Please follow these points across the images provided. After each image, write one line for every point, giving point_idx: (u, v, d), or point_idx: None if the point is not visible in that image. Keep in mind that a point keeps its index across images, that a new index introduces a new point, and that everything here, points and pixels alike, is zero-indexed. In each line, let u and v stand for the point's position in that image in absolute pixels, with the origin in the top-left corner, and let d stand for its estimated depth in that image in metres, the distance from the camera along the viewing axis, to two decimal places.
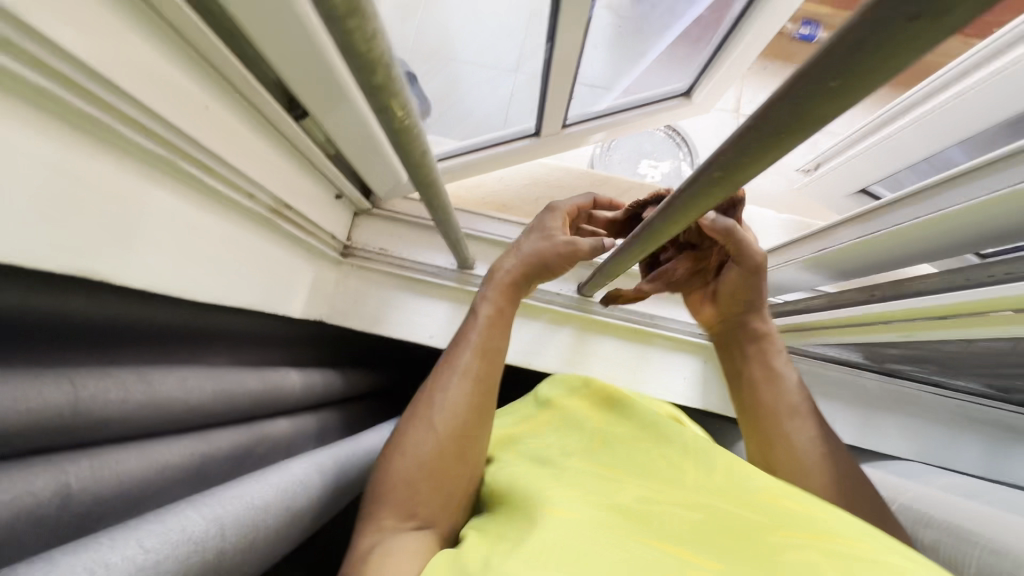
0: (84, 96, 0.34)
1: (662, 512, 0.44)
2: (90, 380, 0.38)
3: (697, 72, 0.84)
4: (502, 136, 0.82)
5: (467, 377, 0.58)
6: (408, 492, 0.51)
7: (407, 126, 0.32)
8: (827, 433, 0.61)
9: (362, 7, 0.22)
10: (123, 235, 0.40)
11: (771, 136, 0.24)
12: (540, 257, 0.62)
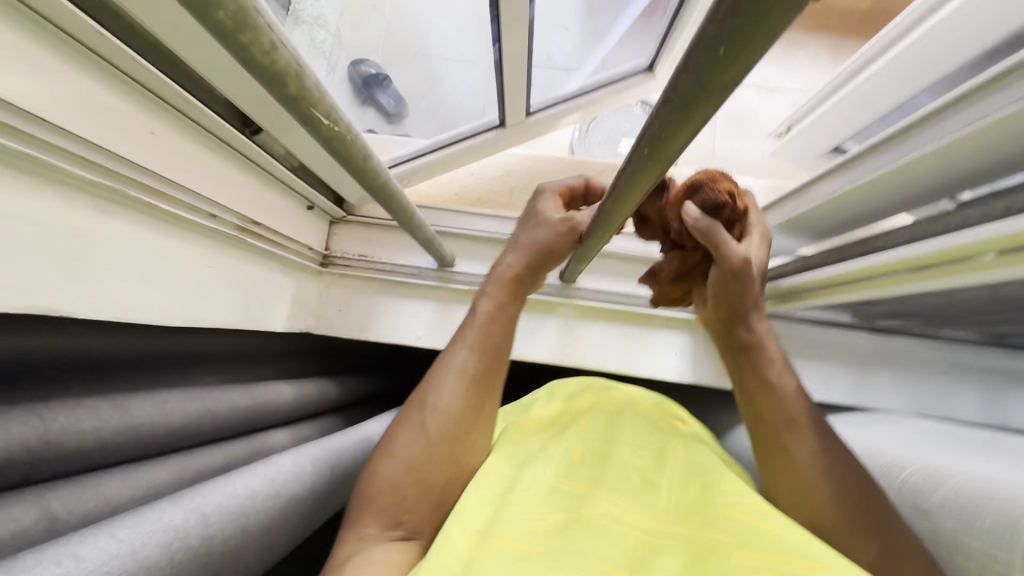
0: (16, 136, 0.34)
1: (627, 534, 0.44)
2: (64, 413, 0.38)
3: (657, 45, 0.83)
4: (468, 130, 0.82)
5: (462, 377, 0.58)
6: (392, 498, 0.52)
7: (338, 133, 0.32)
8: (832, 446, 0.55)
9: (251, 21, 0.21)
10: (80, 270, 0.40)
11: (684, 109, 0.23)
12: (546, 246, 0.61)
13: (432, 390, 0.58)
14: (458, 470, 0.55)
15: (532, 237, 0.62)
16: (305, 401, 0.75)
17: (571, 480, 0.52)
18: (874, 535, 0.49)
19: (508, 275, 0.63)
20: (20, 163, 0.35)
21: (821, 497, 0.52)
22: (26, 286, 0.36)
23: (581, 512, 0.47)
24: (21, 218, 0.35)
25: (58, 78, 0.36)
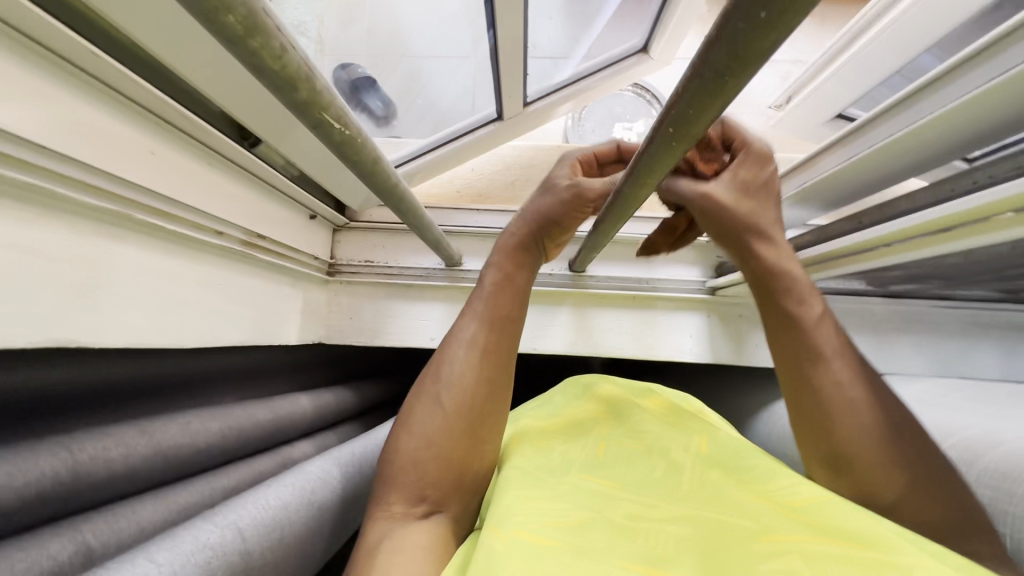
0: (16, 166, 0.33)
1: (652, 529, 0.43)
2: (91, 442, 0.37)
3: (650, 25, 0.81)
4: (464, 125, 0.79)
5: (473, 349, 0.58)
6: (415, 475, 0.51)
7: (349, 136, 0.31)
8: (859, 375, 0.52)
9: (261, 23, 0.20)
10: (91, 300, 0.39)
11: (717, 81, 0.22)
12: (551, 215, 0.62)
13: (445, 362, 0.58)
14: (480, 447, 0.55)
15: (542, 206, 0.62)
16: (324, 411, 0.74)
17: (592, 479, 0.52)
18: (900, 471, 0.48)
19: (513, 244, 0.63)
20: (19, 193, 0.33)
21: (853, 430, 0.50)
22: (38, 320, 0.35)
23: (602, 513, 0.46)
24: (26, 250, 0.34)
25: (51, 101, 0.35)
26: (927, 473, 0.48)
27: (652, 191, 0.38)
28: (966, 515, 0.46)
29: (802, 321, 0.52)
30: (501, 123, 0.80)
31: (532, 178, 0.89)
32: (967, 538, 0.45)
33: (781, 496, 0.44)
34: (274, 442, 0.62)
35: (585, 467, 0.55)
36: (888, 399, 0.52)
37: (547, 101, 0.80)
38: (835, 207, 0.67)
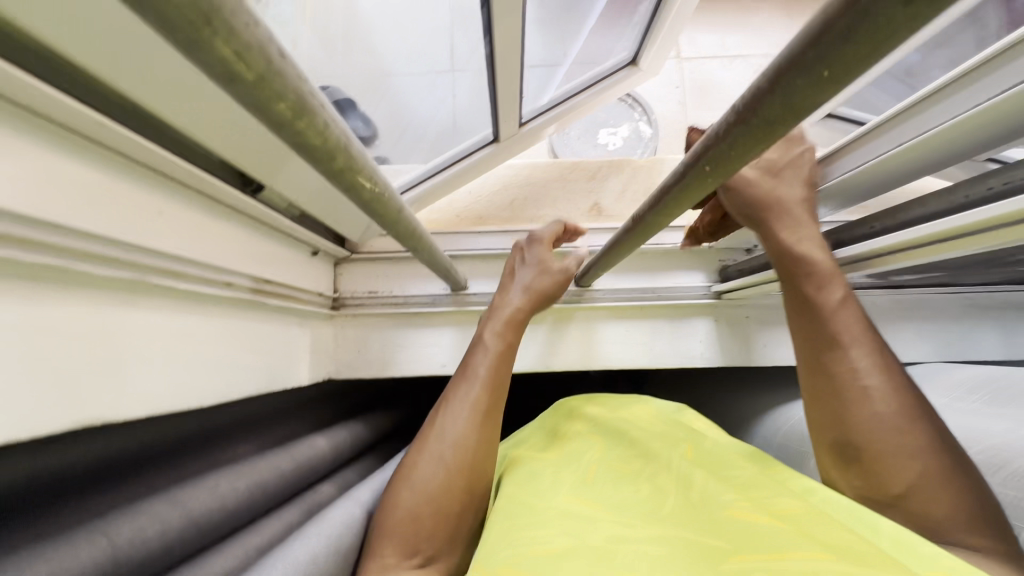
0: (32, 248, 0.32)
1: (626, 550, 0.44)
2: (123, 524, 0.36)
3: (638, 39, 0.83)
4: (461, 149, 0.79)
5: (475, 413, 0.63)
6: (411, 528, 0.55)
7: (379, 193, 0.31)
8: (876, 360, 0.53)
9: (309, 106, 0.20)
10: (110, 373, 0.38)
11: (763, 128, 0.22)
12: (544, 290, 0.71)
13: (446, 424, 0.62)
14: (471, 500, 0.59)
15: (534, 282, 0.71)
16: (342, 449, 0.73)
17: (576, 501, 0.55)
18: (907, 462, 0.49)
19: (515, 316, 0.70)
20: (29, 271, 0.32)
21: (866, 415, 0.51)
22: (59, 404, 0.33)
23: (583, 539, 0.47)
24: (41, 330, 0.32)
25: (55, 170, 0.33)
26: (931, 466, 0.49)
27: (675, 220, 0.39)
28: (964, 509, 0.47)
29: (822, 305, 0.53)
30: (498, 144, 0.80)
31: (531, 195, 0.89)
32: (961, 536, 0.46)
33: (760, 514, 0.46)
34: (299, 489, 0.60)
35: (571, 491, 0.57)
36: (906, 386, 0.52)
37: (543, 118, 0.80)
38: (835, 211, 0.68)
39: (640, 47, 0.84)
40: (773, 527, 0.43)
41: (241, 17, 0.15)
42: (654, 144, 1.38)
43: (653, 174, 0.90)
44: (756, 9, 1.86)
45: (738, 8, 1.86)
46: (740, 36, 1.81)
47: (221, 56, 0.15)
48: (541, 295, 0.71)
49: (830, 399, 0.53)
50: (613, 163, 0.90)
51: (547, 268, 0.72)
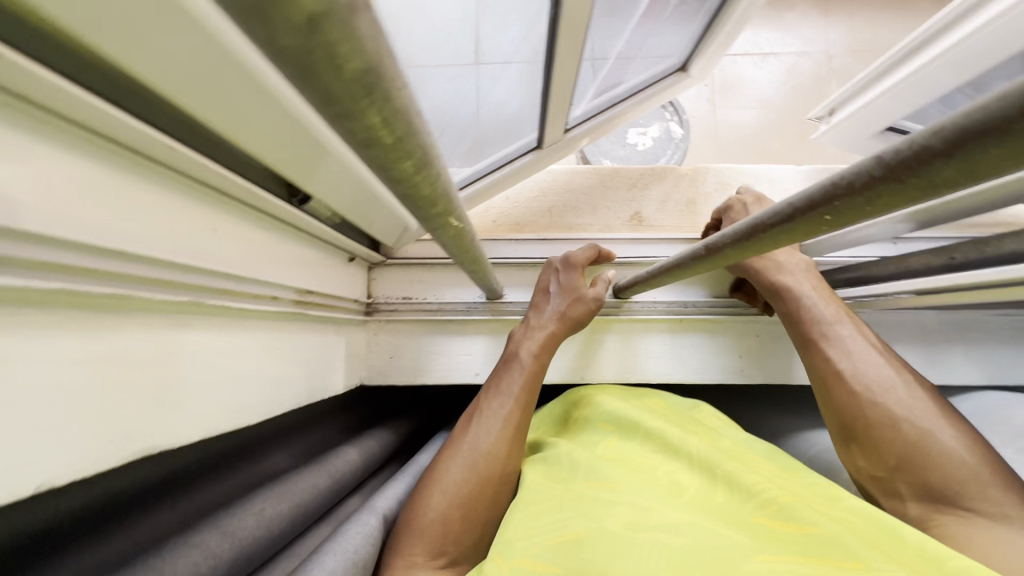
0: (96, 278, 0.31)
1: (645, 539, 0.41)
2: (177, 562, 0.35)
3: (691, 44, 0.80)
4: (506, 153, 0.76)
5: (508, 429, 0.62)
6: (440, 529, 0.52)
7: (458, 231, 0.30)
8: (856, 348, 0.62)
9: (431, 162, 0.18)
10: (167, 400, 0.36)
11: (921, 189, 0.20)
12: (575, 317, 0.72)
13: (478, 432, 0.61)
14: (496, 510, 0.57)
15: (567, 307, 0.72)
16: (375, 456, 0.71)
17: (596, 484, 0.51)
18: (894, 435, 0.55)
19: (551, 339, 0.70)
20: (85, 302, 0.30)
21: (854, 397, 0.59)
22: (119, 436, 0.32)
23: (599, 523, 0.44)
24: (95, 361, 0.31)
25: (109, 193, 0.31)
26: (916, 436, 0.54)
27: (753, 258, 0.37)
28: (960, 474, 0.52)
29: (799, 311, 0.66)
30: (540, 151, 0.78)
31: (570, 202, 0.87)
32: (967, 498, 0.50)
33: (785, 516, 0.43)
34: (333, 505, 0.59)
35: (589, 474, 0.53)
36: (887, 368, 0.60)
37: (587, 125, 0.79)
38: (909, 229, 0.67)
39: (692, 55, 0.82)
40: (804, 529, 0.41)
41: (395, 83, 0.13)
42: (685, 147, 1.35)
43: (694, 185, 0.88)
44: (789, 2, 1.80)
45: None
46: (773, 33, 1.76)
47: (367, 124, 0.14)
48: (574, 321, 0.72)
49: (823, 390, 0.62)
50: (655, 172, 0.88)
51: (578, 293, 0.72)
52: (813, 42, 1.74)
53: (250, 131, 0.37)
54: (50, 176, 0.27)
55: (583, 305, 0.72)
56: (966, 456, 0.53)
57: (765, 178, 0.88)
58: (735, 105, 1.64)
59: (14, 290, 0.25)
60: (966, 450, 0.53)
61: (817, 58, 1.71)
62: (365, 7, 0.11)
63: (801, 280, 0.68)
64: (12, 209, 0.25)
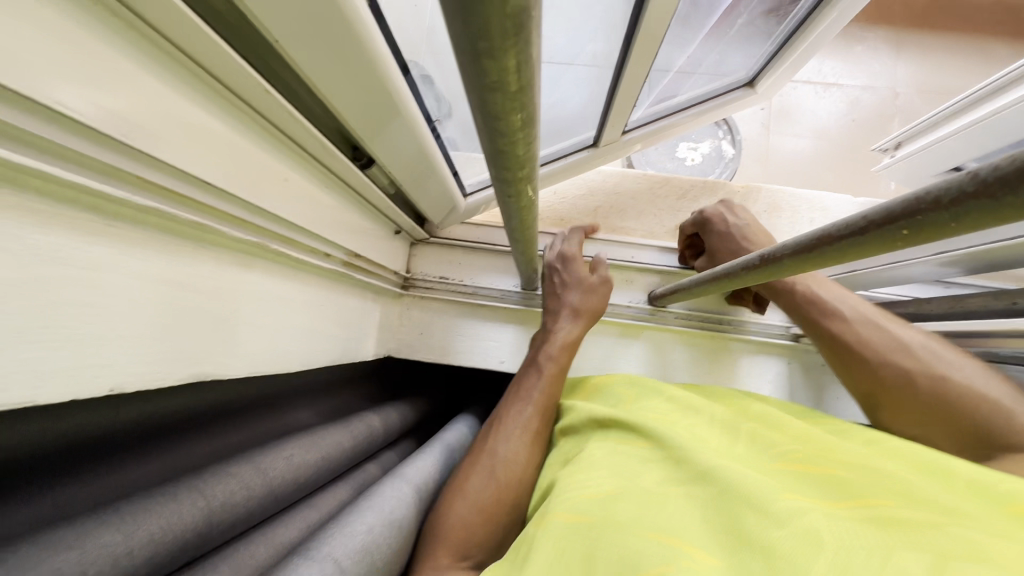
0: (187, 206, 0.33)
1: (676, 497, 0.41)
2: (217, 486, 0.36)
3: (759, 63, 0.79)
4: (562, 149, 0.77)
5: (527, 433, 0.61)
6: (465, 533, 0.51)
7: (526, 204, 0.31)
8: (863, 317, 0.64)
9: (533, 122, 0.20)
10: (225, 332, 0.38)
11: (1007, 209, 0.20)
12: (591, 309, 0.73)
13: (497, 440, 0.60)
14: (518, 514, 0.56)
15: (584, 299, 0.72)
16: (394, 427, 0.73)
17: (630, 441, 0.52)
18: (911, 387, 0.57)
19: (571, 340, 0.69)
20: (164, 225, 0.31)
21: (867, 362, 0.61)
22: (180, 356, 0.34)
23: (636, 483, 0.44)
24: (167, 282, 0.32)
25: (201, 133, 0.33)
26: (931, 382, 0.56)
27: (813, 271, 0.36)
28: (984, 410, 0.52)
29: (812, 309, 0.66)
30: (596, 150, 0.78)
31: (616, 204, 0.88)
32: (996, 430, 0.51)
33: (818, 464, 0.43)
34: (353, 464, 0.60)
35: (619, 430, 0.54)
36: (889, 328, 0.63)
37: (645, 130, 0.79)
38: (968, 273, 0.64)
39: (760, 71, 0.81)
40: (837, 474, 0.41)
41: (536, 31, 0.14)
42: (734, 167, 1.32)
43: (744, 204, 0.87)
44: (860, 35, 1.76)
45: None
46: (839, 62, 1.72)
47: (501, 66, 0.15)
48: (590, 314, 0.72)
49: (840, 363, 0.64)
50: (707, 185, 0.89)
51: (586, 281, 0.73)
52: (881, 77, 1.69)
53: (333, 86, 0.39)
54: (156, 104, 0.29)
55: (599, 297, 0.72)
56: (985, 389, 0.54)
57: (818, 205, 0.86)
58: (790, 132, 1.61)
59: (109, 199, 0.27)
60: (981, 384, 0.55)
61: (883, 93, 1.67)
62: None
63: (806, 281, 0.68)
64: (121, 122, 0.27)
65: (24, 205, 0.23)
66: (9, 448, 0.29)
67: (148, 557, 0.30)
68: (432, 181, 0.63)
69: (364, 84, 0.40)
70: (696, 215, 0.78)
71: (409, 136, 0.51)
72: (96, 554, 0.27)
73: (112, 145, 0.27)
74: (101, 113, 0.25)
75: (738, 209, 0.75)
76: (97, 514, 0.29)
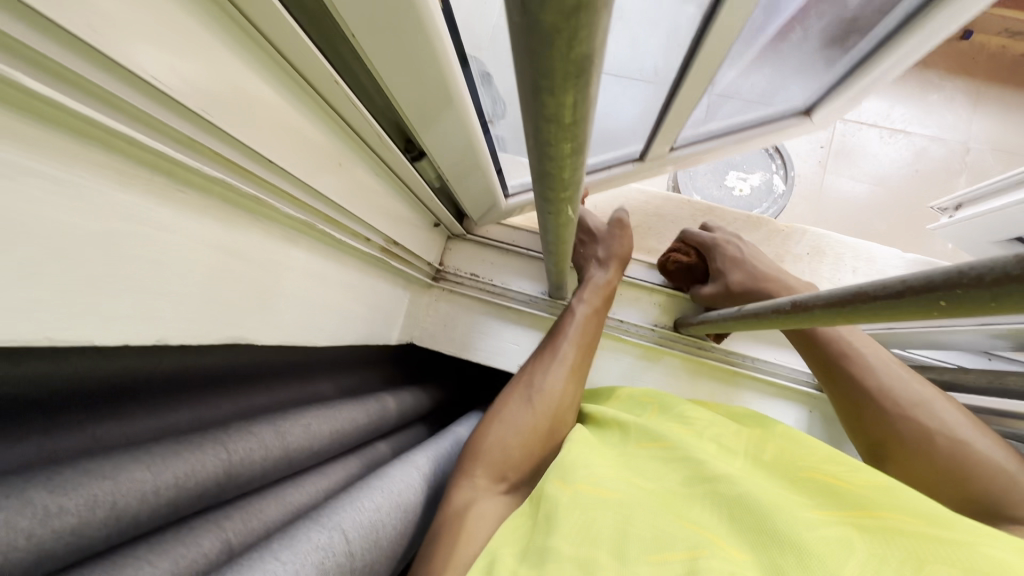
0: (249, 180, 0.35)
1: (704, 493, 0.44)
2: (239, 442, 0.39)
3: (819, 92, 0.76)
4: (606, 160, 0.77)
5: (567, 366, 0.63)
6: (502, 454, 0.53)
7: (566, 221, 0.32)
8: (885, 364, 0.63)
9: (584, 149, 0.20)
10: (264, 301, 0.41)
11: None
12: (620, 257, 0.76)
13: (534, 375, 0.62)
14: (555, 446, 0.58)
15: (610, 247, 0.77)
16: (407, 411, 0.74)
17: (649, 445, 0.54)
18: (926, 448, 0.55)
19: (604, 285, 0.73)
20: (221, 193, 0.33)
21: (880, 413, 0.60)
22: (222, 318, 0.36)
23: (662, 486, 0.46)
24: (217, 247, 0.34)
25: (268, 114, 0.35)
26: (948, 445, 0.54)
27: (841, 326, 0.36)
28: (997, 479, 0.51)
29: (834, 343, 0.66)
30: (640, 164, 0.78)
31: (654, 227, 0.89)
32: (1000, 501, 0.49)
33: (831, 472, 0.45)
34: (365, 440, 0.62)
35: (640, 434, 0.56)
36: (913, 383, 0.61)
37: (693, 149, 0.80)
38: (1012, 348, 0.62)
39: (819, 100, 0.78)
40: (854, 482, 0.43)
41: (593, 79, 0.15)
42: (782, 203, 1.27)
43: (786, 244, 0.85)
44: (938, 83, 1.68)
45: (916, 72, 1.69)
46: (909, 109, 1.65)
47: (559, 102, 0.16)
48: (621, 260, 0.76)
49: (852, 410, 0.63)
50: (750, 220, 0.88)
51: (612, 232, 0.77)
52: (955, 129, 1.62)
53: (396, 74, 0.41)
54: (231, 80, 0.31)
55: (623, 243, 0.77)
56: (1002, 460, 0.52)
57: (864, 255, 0.84)
58: (848, 175, 1.56)
59: (178, 164, 0.29)
60: (994, 454, 0.53)
61: (954, 147, 1.59)
62: (609, 8, 0.13)
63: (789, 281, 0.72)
64: (199, 92, 0.29)
65: (110, 164, 0.25)
66: (63, 382, 0.31)
67: (169, 500, 0.32)
68: (478, 176, 0.64)
69: (426, 77, 0.42)
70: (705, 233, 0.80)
71: (463, 132, 0.53)
72: (127, 488, 0.29)
73: (192, 117, 0.29)
74: (182, 83, 0.27)
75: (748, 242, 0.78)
76: (131, 450, 0.32)
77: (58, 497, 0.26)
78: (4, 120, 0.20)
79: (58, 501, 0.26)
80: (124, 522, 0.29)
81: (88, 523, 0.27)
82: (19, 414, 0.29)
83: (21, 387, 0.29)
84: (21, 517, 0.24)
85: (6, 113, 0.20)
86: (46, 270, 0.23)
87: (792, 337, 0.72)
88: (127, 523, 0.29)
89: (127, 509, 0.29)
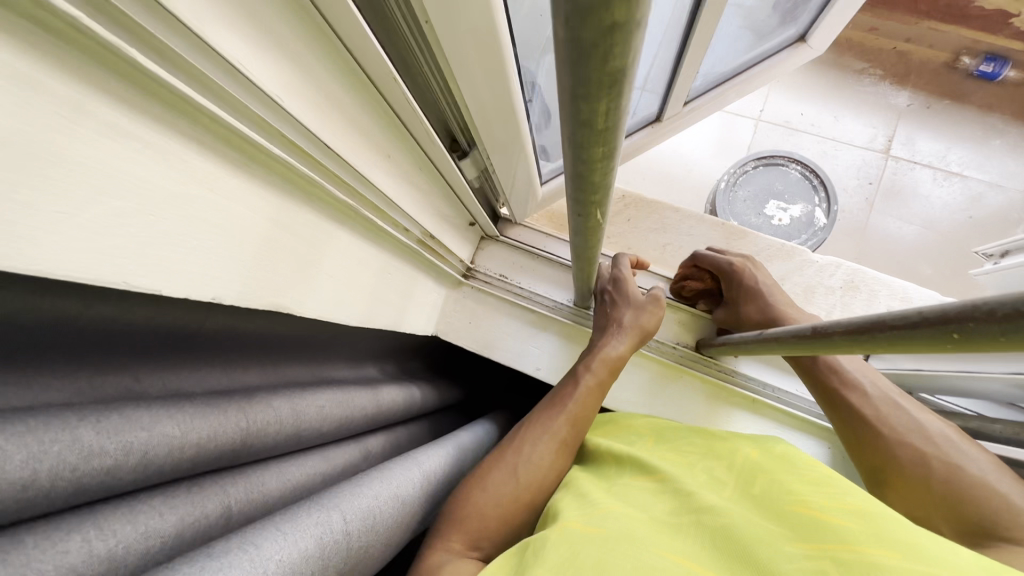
0: (310, 163, 0.38)
1: (691, 526, 0.44)
2: (257, 411, 0.42)
3: (811, 15, 0.82)
4: (627, 127, 0.83)
5: (555, 440, 0.60)
6: (479, 523, 0.52)
7: (595, 225, 0.34)
8: (884, 394, 0.64)
9: (614, 154, 0.22)
10: (307, 277, 0.44)
11: None
12: (643, 330, 0.71)
13: (526, 442, 0.59)
14: (532, 519, 0.56)
15: (638, 317, 0.71)
16: (419, 403, 0.76)
17: (641, 476, 0.54)
18: (923, 472, 0.56)
19: (615, 360, 0.68)
20: (281, 171, 0.36)
21: (882, 442, 0.60)
22: (269, 286, 0.39)
23: (652, 513, 0.47)
24: (272, 221, 0.37)
25: (331, 101, 0.38)
26: (943, 470, 0.55)
27: (862, 354, 0.36)
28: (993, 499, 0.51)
29: (837, 377, 0.66)
30: (657, 126, 0.84)
31: (687, 246, 0.90)
32: (993, 520, 0.49)
33: (814, 498, 0.44)
34: (373, 427, 0.64)
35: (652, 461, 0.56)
36: (911, 408, 0.62)
37: (706, 97, 0.84)
38: None
39: (812, 25, 0.83)
40: (844, 508, 0.42)
41: (626, 90, 0.17)
42: (824, 236, 1.19)
43: (819, 275, 0.85)
44: (1002, 128, 1.60)
45: (978, 115, 1.62)
46: (967, 151, 1.59)
47: (592, 108, 0.18)
48: (644, 333, 0.71)
49: (860, 444, 0.62)
50: (784, 249, 0.87)
51: (643, 304, 0.72)
52: (1016, 178, 1.55)
53: (449, 73, 0.43)
54: (302, 70, 0.34)
55: (652, 318, 0.72)
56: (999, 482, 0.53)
57: (902, 294, 0.82)
58: (896, 216, 1.52)
59: (251, 143, 0.32)
60: (997, 480, 0.53)
61: (1013, 196, 1.53)
62: (643, 28, 0.15)
63: (787, 302, 0.73)
64: (279, 82, 0.32)
65: (196, 138, 0.29)
66: (125, 324, 0.35)
67: (191, 456, 0.34)
68: (519, 168, 0.66)
69: (477, 76, 0.45)
70: (719, 259, 0.78)
71: (511, 127, 0.55)
72: (158, 439, 0.32)
73: (272, 105, 0.32)
74: (264, 71, 0.31)
75: (761, 268, 0.77)
76: (167, 404, 0.34)
77: (101, 438, 0.28)
78: (123, 92, 0.24)
79: (100, 442, 0.28)
80: (150, 469, 0.32)
81: (120, 465, 0.29)
82: (81, 350, 0.32)
83: (89, 321, 0.32)
84: (68, 451, 0.26)
85: (117, 82, 0.23)
86: (135, 224, 0.26)
87: (802, 372, 0.70)
88: (153, 470, 0.32)
89: (156, 458, 0.31)
